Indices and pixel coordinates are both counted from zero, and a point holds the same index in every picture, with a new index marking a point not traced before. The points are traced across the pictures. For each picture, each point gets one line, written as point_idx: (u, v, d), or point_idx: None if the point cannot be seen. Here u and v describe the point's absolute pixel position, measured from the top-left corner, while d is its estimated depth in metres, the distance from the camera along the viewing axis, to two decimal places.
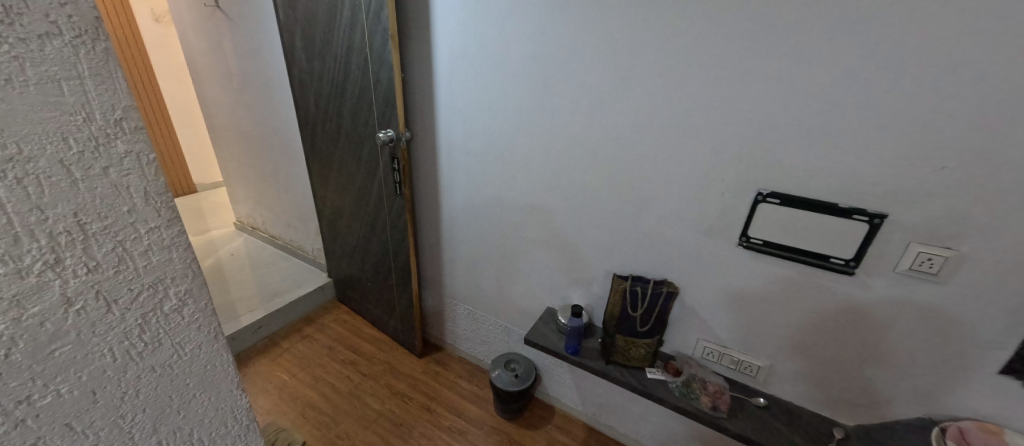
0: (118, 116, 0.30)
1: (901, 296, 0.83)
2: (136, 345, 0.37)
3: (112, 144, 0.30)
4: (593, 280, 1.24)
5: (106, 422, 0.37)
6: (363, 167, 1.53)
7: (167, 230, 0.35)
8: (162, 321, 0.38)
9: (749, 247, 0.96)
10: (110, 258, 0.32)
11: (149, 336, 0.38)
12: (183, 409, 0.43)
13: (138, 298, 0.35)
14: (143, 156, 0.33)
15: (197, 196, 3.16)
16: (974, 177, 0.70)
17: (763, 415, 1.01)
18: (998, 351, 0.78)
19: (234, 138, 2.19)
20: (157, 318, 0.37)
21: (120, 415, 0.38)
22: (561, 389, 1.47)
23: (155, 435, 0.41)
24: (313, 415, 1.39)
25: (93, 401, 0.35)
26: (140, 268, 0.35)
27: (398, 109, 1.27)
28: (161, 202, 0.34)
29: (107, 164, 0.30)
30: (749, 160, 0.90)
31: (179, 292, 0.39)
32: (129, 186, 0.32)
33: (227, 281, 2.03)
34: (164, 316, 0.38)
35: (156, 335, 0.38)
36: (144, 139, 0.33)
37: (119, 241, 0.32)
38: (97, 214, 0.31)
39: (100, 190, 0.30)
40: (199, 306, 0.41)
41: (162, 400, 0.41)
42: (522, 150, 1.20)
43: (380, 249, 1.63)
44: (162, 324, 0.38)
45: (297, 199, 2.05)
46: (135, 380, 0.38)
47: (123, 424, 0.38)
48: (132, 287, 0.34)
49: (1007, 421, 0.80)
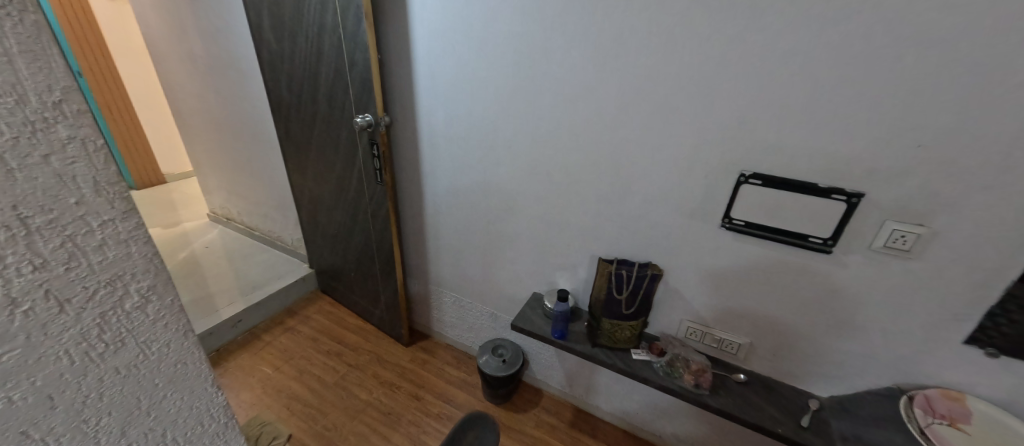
0: (56, 98, 0.25)
1: (875, 272, 0.86)
2: (95, 346, 0.32)
3: (52, 129, 0.25)
4: (579, 264, 1.24)
5: (68, 427, 0.32)
6: (341, 153, 1.47)
7: (124, 223, 0.30)
8: (124, 319, 0.33)
9: (732, 229, 0.97)
10: (58, 254, 0.27)
11: (107, 334, 0.32)
12: (155, 410, 0.38)
13: (95, 296, 0.30)
14: (90, 142, 0.27)
15: (167, 187, 3.01)
16: (947, 156, 0.72)
17: (743, 391, 1.04)
18: (963, 323, 0.81)
19: (202, 124, 2.07)
20: (117, 316, 0.32)
21: (82, 420, 0.33)
22: (548, 372, 1.49)
23: (125, 439, 0.36)
24: (298, 407, 1.37)
25: (51, 405, 0.30)
26: (94, 265, 0.30)
27: (376, 92, 1.22)
28: (115, 193, 0.29)
29: (47, 150, 0.25)
30: (732, 142, 0.89)
31: (142, 288, 0.33)
32: (76, 176, 0.27)
33: (202, 275, 1.96)
34: (126, 314, 0.33)
35: (118, 334, 0.33)
36: (90, 123, 0.27)
37: (69, 236, 0.28)
38: (40, 206, 0.26)
39: (42, 180, 0.25)
40: (168, 303, 0.36)
41: (129, 403, 0.36)
42: (506, 134, 1.18)
43: (363, 238, 1.59)
44: (125, 323, 0.33)
45: (273, 188, 1.97)
46: (98, 383, 0.33)
47: (86, 429, 0.33)
48: (84, 285, 0.29)
49: (969, 387, 0.85)
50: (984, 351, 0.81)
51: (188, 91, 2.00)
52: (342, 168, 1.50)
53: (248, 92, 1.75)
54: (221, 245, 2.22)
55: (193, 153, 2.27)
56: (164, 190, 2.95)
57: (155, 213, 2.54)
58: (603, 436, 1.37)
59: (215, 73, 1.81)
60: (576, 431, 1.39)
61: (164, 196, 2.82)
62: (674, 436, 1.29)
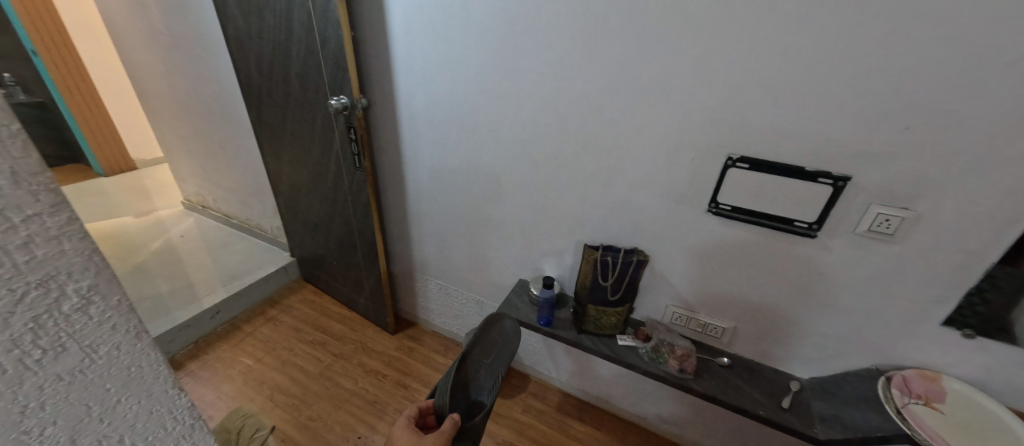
0: None
1: (859, 256, 0.86)
2: (21, 366, 0.23)
3: None
4: (565, 251, 1.22)
5: None
6: (317, 137, 1.41)
7: (51, 212, 0.21)
8: (59, 329, 0.24)
9: (718, 214, 0.95)
10: None
11: (44, 338, 0.23)
12: (102, 434, 0.29)
13: (20, 303, 0.21)
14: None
15: (138, 174, 2.88)
16: (935, 138, 0.70)
17: (727, 374, 1.05)
18: (942, 306, 0.82)
19: (170, 107, 1.96)
20: (51, 325, 0.23)
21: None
22: (535, 358, 1.49)
23: None
24: (281, 399, 1.36)
25: None
26: (16, 265, 0.21)
27: (350, 72, 1.15)
28: (32, 173, 0.20)
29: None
30: (720, 124, 0.86)
31: (79, 290, 0.24)
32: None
33: (178, 265, 1.90)
34: (61, 322, 0.24)
35: (49, 349, 0.24)
36: None
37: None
38: None
39: None
40: (114, 306, 0.27)
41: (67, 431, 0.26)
42: (488, 116, 1.12)
43: (344, 226, 1.55)
44: (58, 333, 0.24)
45: (249, 174, 1.90)
46: (21, 411, 0.24)
47: None
48: (9, 288, 0.20)
49: (944, 367, 0.87)
50: (960, 332, 0.82)
51: (153, 71, 1.88)
52: (319, 153, 1.44)
53: (217, 72, 1.65)
54: (197, 234, 2.14)
55: (163, 138, 2.15)
56: (136, 177, 2.82)
57: (127, 201, 2.44)
58: (589, 419, 1.39)
59: (180, 52, 1.70)
60: (562, 414, 1.40)
61: (136, 184, 2.69)
62: (658, 417, 1.31)
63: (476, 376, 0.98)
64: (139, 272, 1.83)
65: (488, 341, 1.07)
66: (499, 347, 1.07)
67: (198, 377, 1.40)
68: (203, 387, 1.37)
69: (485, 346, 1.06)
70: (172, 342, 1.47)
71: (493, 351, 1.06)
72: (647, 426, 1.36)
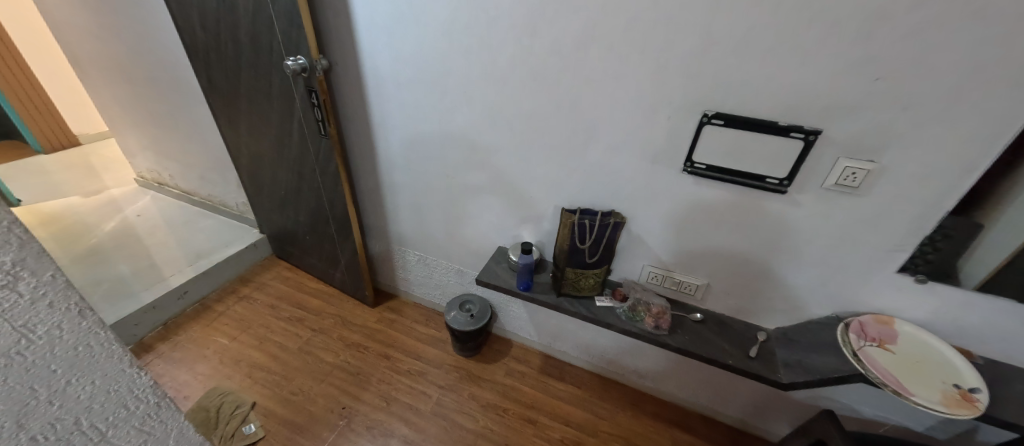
0: None
1: (825, 210, 0.88)
2: (11, 323, 0.38)
3: None
4: (543, 216, 1.22)
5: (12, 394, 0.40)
6: (277, 104, 1.31)
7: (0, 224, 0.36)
8: (17, 301, 0.38)
9: (692, 173, 0.95)
10: None
11: (11, 310, 0.38)
12: (68, 388, 0.44)
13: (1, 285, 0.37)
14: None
15: (82, 150, 2.64)
16: (905, 88, 0.70)
17: (699, 328, 1.10)
18: (899, 254, 0.86)
19: (110, 74, 1.79)
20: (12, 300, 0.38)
21: (25, 384, 0.41)
22: (517, 323, 1.51)
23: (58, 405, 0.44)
24: (261, 375, 1.35)
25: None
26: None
27: (306, 28, 1.05)
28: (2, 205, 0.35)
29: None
30: (697, 78, 0.84)
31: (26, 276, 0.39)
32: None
33: (138, 245, 1.80)
34: (21, 297, 0.39)
35: (18, 320, 0.39)
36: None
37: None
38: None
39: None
40: (50, 282, 0.41)
41: (45, 379, 0.42)
42: (459, 77, 1.07)
43: (314, 198, 1.48)
44: (18, 305, 0.39)
45: (207, 147, 1.78)
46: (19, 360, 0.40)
47: (20, 397, 0.41)
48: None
49: (898, 311, 0.93)
50: (913, 277, 0.87)
51: (85, 33, 1.70)
52: (280, 120, 1.35)
53: (158, 32, 1.50)
54: (156, 212, 2.02)
55: (105, 108, 1.98)
56: (81, 153, 2.59)
57: (74, 180, 2.27)
58: (570, 378, 1.44)
59: (114, 9, 1.53)
60: (544, 375, 1.44)
61: (79, 161, 2.48)
62: (635, 372, 1.37)
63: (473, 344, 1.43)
64: (95, 254, 1.72)
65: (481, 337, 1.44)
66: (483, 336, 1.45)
67: (171, 359, 1.37)
68: (176, 368, 1.34)
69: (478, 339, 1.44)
70: (138, 324, 1.41)
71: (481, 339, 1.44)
72: (625, 382, 1.42)
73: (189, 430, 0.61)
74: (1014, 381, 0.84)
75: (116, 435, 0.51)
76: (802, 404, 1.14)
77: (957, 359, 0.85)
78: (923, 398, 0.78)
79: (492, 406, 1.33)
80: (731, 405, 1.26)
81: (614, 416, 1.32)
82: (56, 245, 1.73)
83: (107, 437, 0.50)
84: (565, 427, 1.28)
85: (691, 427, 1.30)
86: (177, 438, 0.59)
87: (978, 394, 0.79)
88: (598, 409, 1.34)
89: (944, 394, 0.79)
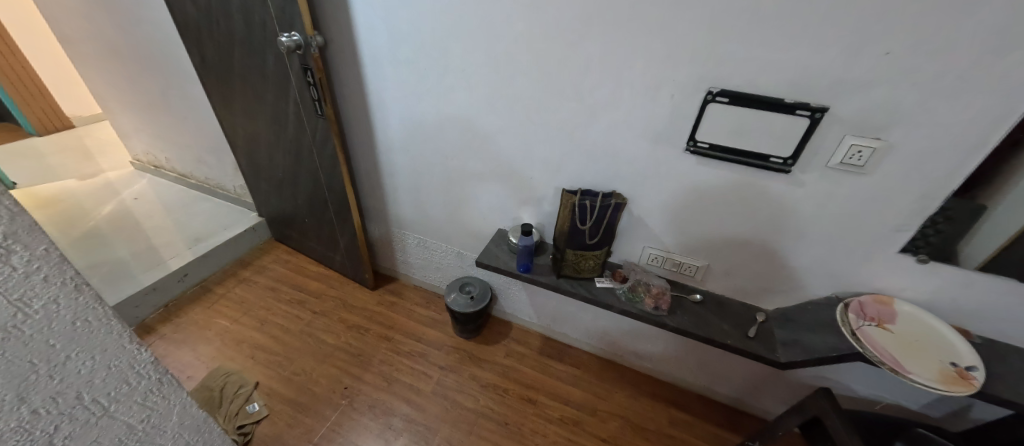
0: None
1: (829, 189, 0.87)
2: (7, 297, 0.37)
3: None
4: (543, 198, 1.21)
5: (10, 368, 0.39)
6: (272, 83, 1.29)
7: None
8: (13, 276, 0.38)
9: (695, 152, 0.94)
10: None
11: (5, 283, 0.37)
12: (62, 367, 0.44)
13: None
14: None
15: (77, 133, 2.61)
16: (919, 63, 0.68)
17: (698, 309, 1.11)
18: (901, 234, 0.85)
19: (101, 54, 1.75)
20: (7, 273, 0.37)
21: (23, 359, 0.40)
22: (516, 306, 1.52)
23: (57, 381, 0.44)
24: (263, 356, 1.36)
25: None
26: None
27: (298, 3, 1.02)
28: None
29: None
30: (702, 53, 0.81)
31: (18, 249, 0.37)
32: None
33: (137, 228, 1.79)
34: (16, 271, 0.38)
35: (13, 294, 0.38)
36: None
37: None
38: None
39: None
40: (45, 256, 0.40)
41: (43, 355, 0.42)
42: (458, 55, 1.04)
43: (312, 180, 1.47)
44: (12, 281, 0.38)
45: (202, 129, 1.75)
46: (14, 334, 0.39)
47: (19, 373, 0.40)
48: None
49: (898, 291, 0.93)
50: (915, 257, 0.87)
51: (73, 10, 1.66)
52: (275, 101, 1.33)
53: (147, 9, 1.45)
54: (153, 196, 2.01)
55: (97, 89, 1.94)
56: (75, 136, 2.56)
57: (69, 163, 2.25)
58: (569, 359, 1.46)
59: None
60: (544, 356, 1.46)
61: (74, 144, 2.45)
62: (634, 353, 1.38)
63: (473, 325, 1.45)
64: (93, 237, 1.72)
65: (482, 318, 1.46)
66: (484, 317, 1.46)
67: (173, 340, 1.38)
68: (179, 349, 1.36)
69: (478, 321, 1.44)
70: (140, 306, 1.42)
71: (480, 320, 1.45)
72: (624, 363, 1.44)
73: (193, 406, 0.62)
74: (1010, 359, 0.85)
75: (120, 410, 0.51)
76: (799, 383, 1.15)
77: (955, 338, 0.85)
78: (920, 376, 0.79)
79: (492, 386, 1.34)
80: (728, 384, 1.28)
81: (612, 395, 1.34)
82: (54, 228, 1.73)
83: (110, 412, 0.50)
84: (564, 406, 1.30)
85: (689, 406, 1.32)
86: (181, 413, 0.60)
87: (975, 372, 0.79)
88: (597, 389, 1.36)
89: (941, 372, 0.80)
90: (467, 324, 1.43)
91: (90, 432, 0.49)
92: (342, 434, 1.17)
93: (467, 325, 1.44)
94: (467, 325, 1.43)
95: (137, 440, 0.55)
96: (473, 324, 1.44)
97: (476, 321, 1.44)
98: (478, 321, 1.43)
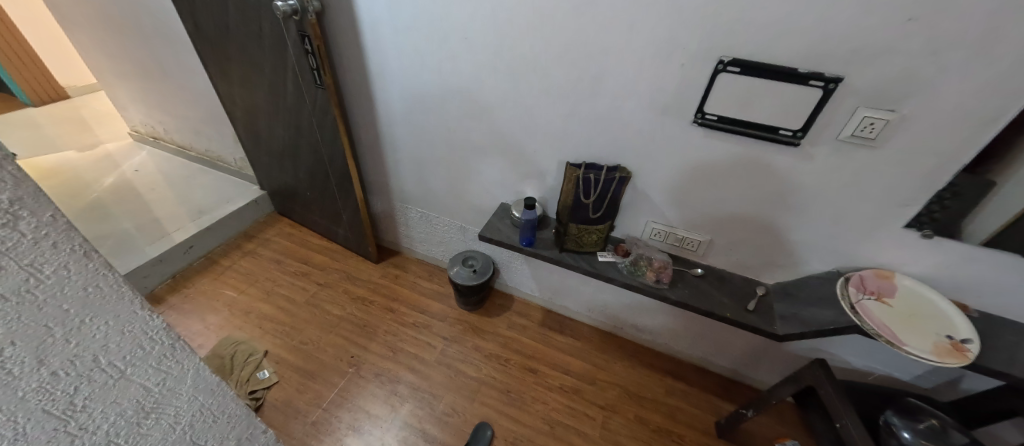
0: None
1: (837, 163, 0.85)
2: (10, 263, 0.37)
3: None
4: (546, 172, 1.20)
5: (26, 334, 0.40)
6: (269, 51, 1.25)
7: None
8: (22, 243, 0.38)
9: (703, 125, 0.91)
10: None
11: (13, 250, 0.37)
12: (74, 336, 0.44)
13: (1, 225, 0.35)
14: None
15: (73, 104, 2.57)
16: (943, 28, 0.65)
17: (699, 283, 1.12)
18: (907, 210, 0.85)
19: (92, 20, 1.70)
20: (15, 240, 0.37)
21: (40, 325, 0.41)
22: (518, 279, 1.54)
23: (74, 344, 0.45)
24: (271, 326, 1.40)
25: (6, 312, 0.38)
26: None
27: None
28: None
29: None
30: (715, 18, 0.77)
31: (23, 217, 0.37)
32: None
33: (139, 199, 1.79)
34: (27, 238, 0.38)
35: (20, 263, 0.38)
36: None
37: None
38: None
39: None
40: (50, 223, 0.39)
41: (52, 322, 0.42)
42: (461, 19, 0.99)
43: (313, 153, 1.45)
44: (21, 247, 0.38)
45: (200, 100, 1.72)
46: (24, 302, 0.39)
47: (36, 338, 0.41)
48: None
49: (900, 265, 0.94)
50: (919, 233, 0.87)
51: None
52: (273, 69, 1.29)
53: None
54: (154, 168, 2.00)
55: (90, 58, 1.89)
56: (71, 107, 2.53)
57: (67, 134, 2.22)
58: (570, 331, 1.49)
59: None
60: (545, 328, 1.49)
61: (70, 115, 2.42)
62: (635, 326, 1.41)
63: (472, 300, 1.48)
64: (97, 209, 1.72)
65: (483, 294, 1.48)
66: (484, 293, 1.48)
67: (182, 309, 1.41)
68: (189, 318, 1.39)
69: (479, 297, 1.47)
70: (147, 276, 1.44)
71: (481, 295, 1.47)
72: (623, 335, 1.47)
73: (205, 371, 0.63)
74: (1006, 333, 0.86)
75: (136, 373, 0.52)
76: (795, 355, 1.18)
77: (952, 311, 0.87)
78: (915, 348, 0.81)
79: (494, 356, 1.38)
80: (726, 356, 1.31)
81: (611, 366, 1.38)
82: (57, 199, 1.72)
83: (127, 374, 0.51)
84: (565, 375, 1.34)
85: (686, 377, 1.36)
86: (195, 377, 0.61)
87: (970, 344, 0.81)
88: (597, 360, 1.39)
89: (936, 344, 0.82)
90: (467, 298, 1.46)
91: (109, 393, 0.50)
92: (349, 400, 1.21)
93: (467, 300, 1.48)
94: (467, 299, 1.46)
95: (154, 402, 0.56)
96: (472, 299, 1.47)
97: (475, 297, 1.46)
98: (476, 297, 1.46)
